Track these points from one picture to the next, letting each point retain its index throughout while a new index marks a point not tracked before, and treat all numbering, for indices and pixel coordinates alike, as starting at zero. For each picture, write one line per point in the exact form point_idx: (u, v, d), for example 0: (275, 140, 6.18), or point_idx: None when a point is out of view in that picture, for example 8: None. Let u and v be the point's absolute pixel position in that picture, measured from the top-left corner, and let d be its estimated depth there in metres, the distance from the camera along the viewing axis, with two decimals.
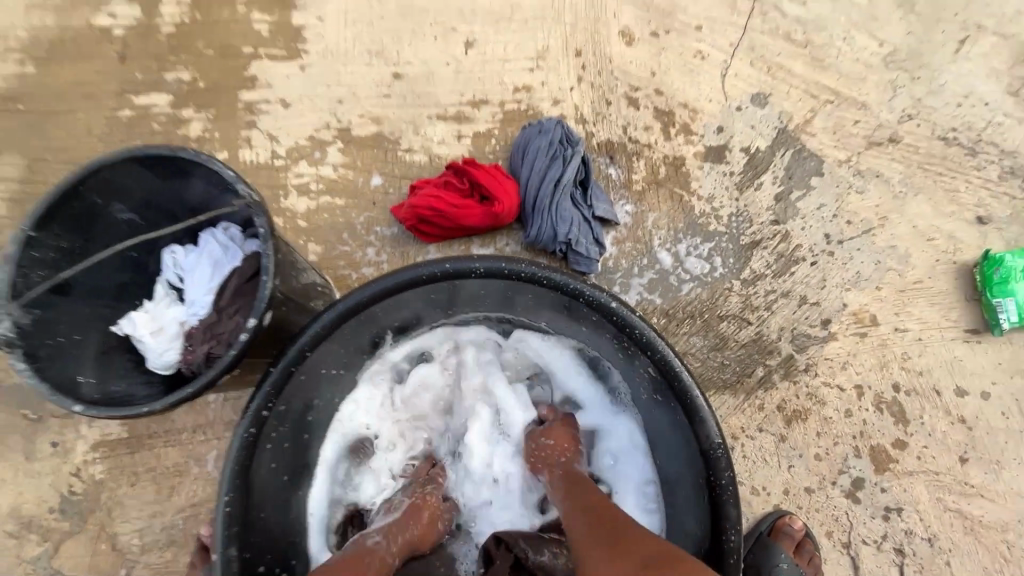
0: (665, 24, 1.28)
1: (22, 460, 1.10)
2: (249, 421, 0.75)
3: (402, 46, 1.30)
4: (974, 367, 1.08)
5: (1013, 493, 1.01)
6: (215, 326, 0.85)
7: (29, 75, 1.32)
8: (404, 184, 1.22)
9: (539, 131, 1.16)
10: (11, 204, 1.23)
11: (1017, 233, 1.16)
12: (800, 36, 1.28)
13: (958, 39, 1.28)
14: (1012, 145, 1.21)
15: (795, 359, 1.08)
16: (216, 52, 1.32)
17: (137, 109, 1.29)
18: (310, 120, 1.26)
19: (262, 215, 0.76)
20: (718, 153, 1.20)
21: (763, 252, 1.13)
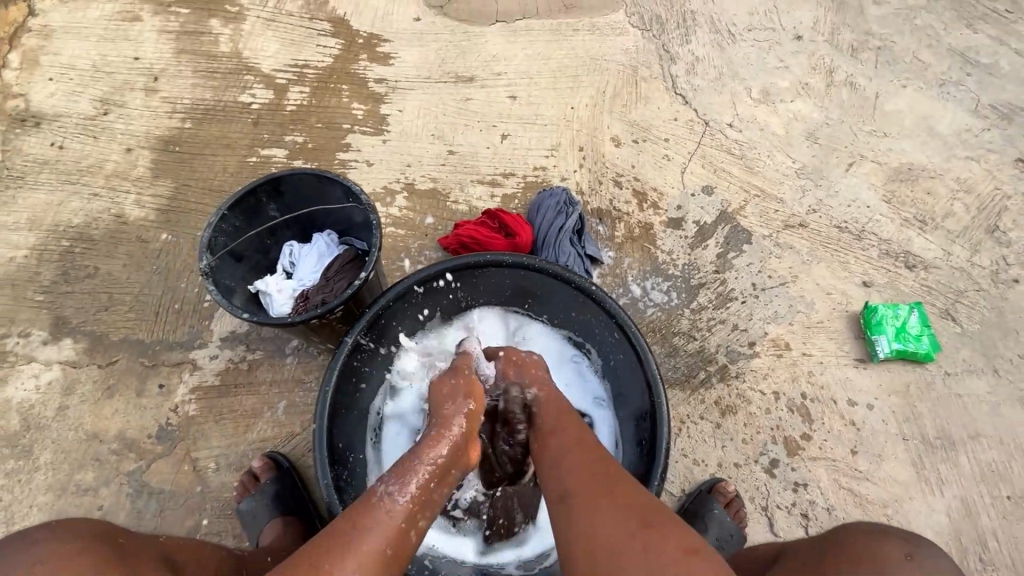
0: (643, 136, 1.83)
1: (134, 395, 1.42)
2: (349, 340, 1.11)
3: (457, 133, 1.83)
4: (861, 385, 1.45)
5: (890, 479, 1.35)
6: (325, 286, 1.25)
7: (186, 128, 1.83)
8: (449, 224, 1.68)
9: (550, 194, 1.64)
10: (159, 213, 1.67)
11: (892, 295, 1.60)
12: (737, 152, 1.82)
13: (848, 163, 1.82)
14: (887, 235, 1.69)
15: (728, 368, 1.46)
16: (323, 125, 1.83)
17: (261, 158, 1.78)
18: (386, 176, 1.75)
19: (376, 213, 1.18)
20: (677, 222, 1.68)
21: (707, 292, 1.56)
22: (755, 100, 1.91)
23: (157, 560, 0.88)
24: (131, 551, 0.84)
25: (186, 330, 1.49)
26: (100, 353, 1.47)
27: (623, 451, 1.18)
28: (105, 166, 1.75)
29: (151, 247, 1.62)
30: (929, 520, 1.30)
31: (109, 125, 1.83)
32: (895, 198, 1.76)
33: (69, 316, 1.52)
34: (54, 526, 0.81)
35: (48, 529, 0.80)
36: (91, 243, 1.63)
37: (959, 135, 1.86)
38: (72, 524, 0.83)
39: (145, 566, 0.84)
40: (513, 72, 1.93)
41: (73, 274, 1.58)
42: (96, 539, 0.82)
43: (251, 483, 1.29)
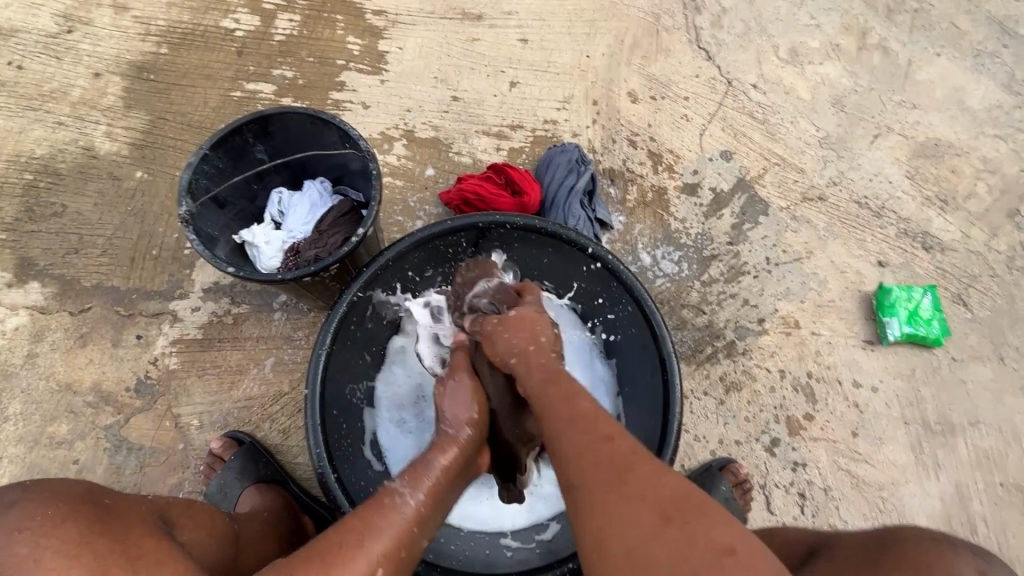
0: (661, 93, 1.70)
1: (110, 345, 1.33)
2: (345, 301, 1.02)
3: (462, 78, 1.68)
4: (867, 367, 1.43)
5: (888, 462, 1.35)
6: (318, 241, 1.15)
7: (162, 54, 1.64)
8: (452, 177, 1.57)
9: (561, 151, 1.53)
10: (132, 148, 1.52)
11: (906, 277, 1.55)
12: (759, 116, 1.71)
13: (873, 135, 1.72)
14: (906, 213, 1.63)
15: (736, 344, 1.42)
16: (315, 59, 1.67)
17: (245, 93, 1.62)
18: (383, 121, 1.61)
19: (376, 161, 1.06)
20: (692, 188, 1.58)
21: (719, 264, 1.50)
22: (782, 61, 1.78)
23: (149, 519, 0.77)
24: (120, 510, 0.73)
25: (166, 278, 1.39)
26: (71, 299, 1.36)
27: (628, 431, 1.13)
28: (70, 92, 1.58)
29: (124, 186, 1.48)
30: (921, 503, 1.32)
31: (74, 45, 1.63)
32: (918, 174, 1.69)
33: (35, 258, 1.40)
34: (27, 485, 0.70)
35: (20, 488, 0.69)
36: (57, 178, 1.48)
37: (989, 111, 1.77)
38: (49, 481, 0.72)
39: (137, 525, 0.73)
40: (525, 13, 1.76)
41: (37, 212, 1.45)
42: (77, 497, 0.71)
43: (216, 461, 1.23)
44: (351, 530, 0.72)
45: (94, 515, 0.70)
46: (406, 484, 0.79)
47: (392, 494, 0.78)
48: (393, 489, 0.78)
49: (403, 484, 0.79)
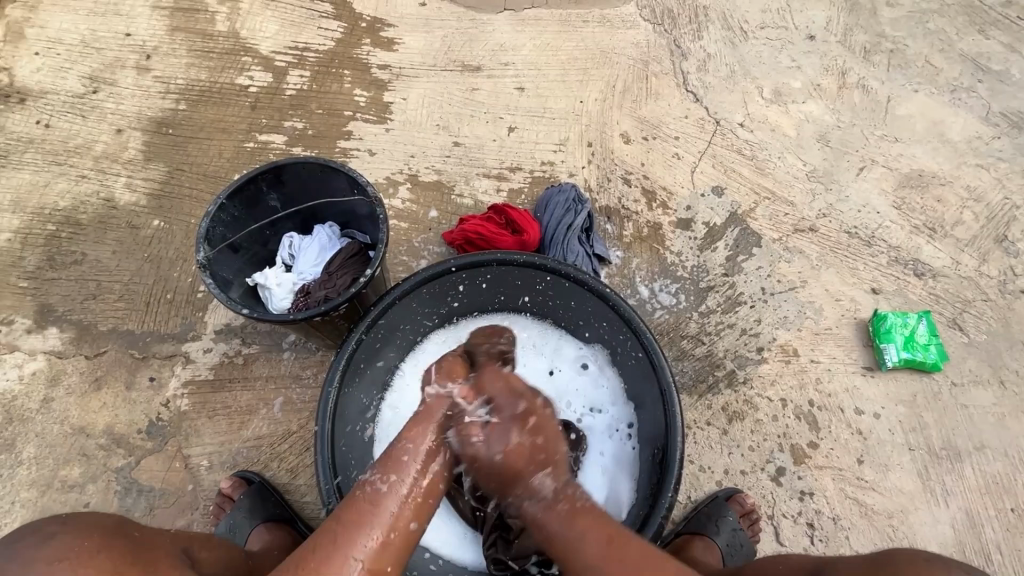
0: (652, 133, 1.79)
1: (123, 388, 1.36)
2: (353, 339, 1.06)
3: (463, 124, 1.77)
4: (868, 393, 1.44)
5: (895, 490, 1.34)
6: (327, 282, 1.20)
7: (180, 110, 1.75)
8: (454, 218, 1.63)
9: (558, 190, 1.60)
10: (150, 198, 1.60)
11: (900, 303, 1.58)
12: (747, 152, 1.79)
13: (858, 167, 1.79)
14: (895, 242, 1.68)
15: (736, 374, 1.44)
16: (324, 111, 1.77)
17: (258, 143, 1.71)
18: (388, 166, 1.70)
19: (382, 206, 1.13)
20: (686, 223, 1.64)
21: (716, 295, 1.54)
22: (766, 101, 1.88)
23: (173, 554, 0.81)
24: (147, 547, 0.76)
25: (179, 321, 1.43)
26: (87, 344, 1.40)
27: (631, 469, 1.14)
28: (94, 147, 1.67)
29: (142, 234, 1.55)
30: (933, 532, 1.30)
31: (99, 104, 1.74)
32: (905, 204, 1.74)
33: (54, 304, 1.45)
34: (62, 518, 0.72)
35: (60, 520, 0.71)
36: (78, 227, 1.56)
37: (969, 142, 1.85)
38: (81, 518, 0.74)
39: (163, 560, 0.77)
40: (521, 63, 1.88)
41: (59, 260, 1.51)
42: (110, 532, 0.73)
43: (225, 500, 1.24)
44: (322, 529, 0.79)
45: (128, 548, 0.73)
46: (377, 474, 0.85)
47: (366, 485, 0.85)
48: (364, 480, 0.85)
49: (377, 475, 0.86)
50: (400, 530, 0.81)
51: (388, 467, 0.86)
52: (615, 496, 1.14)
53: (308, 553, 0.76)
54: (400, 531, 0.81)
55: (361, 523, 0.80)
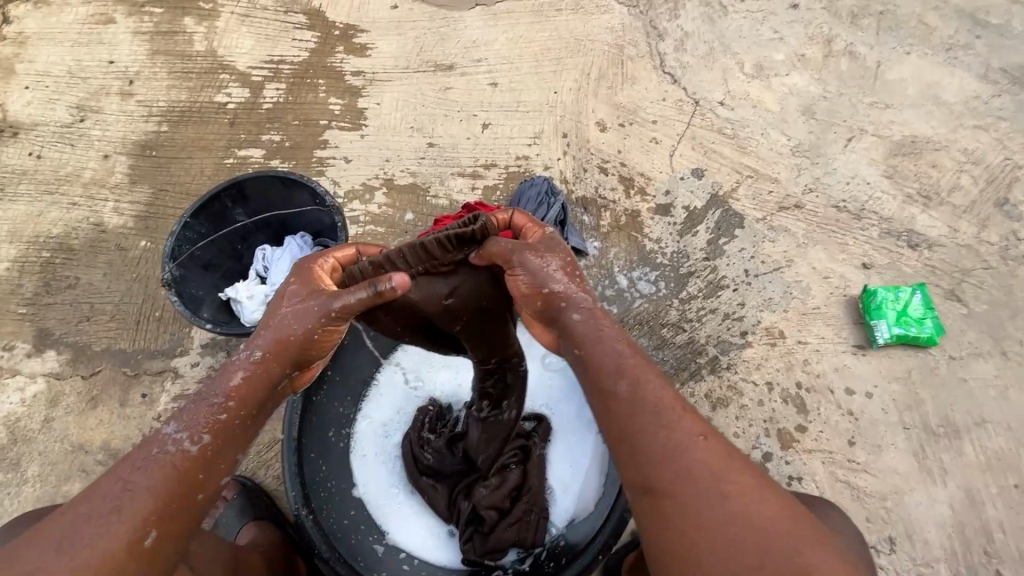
0: (629, 119, 1.75)
1: (117, 405, 1.42)
2: None
3: (437, 125, 1.77)
4: (859, 372, 1.39)
5: (890, 470, 1.29)
6: None
7: (163, 132, 1.80)
8: (430, 220, 1.64)
9: (531, 184, 1.59)
10: (137, 220, 1.66)
11: (893, 277, 1.52)
12: (728, 132, 1.74)
13: (846, 138, 1.73)
14: (887, 213, 1.61)
15: (719, 359, 1.41)
16: (300, 122, 1.79)
17: (238, 159, 1.75)
18: (364, 172, 1.71)
19: (341, 214, 1.17)
20: (665, 208, 1.61)
21: (697, 280, 1.51)
22: (748, 77, 1.82)
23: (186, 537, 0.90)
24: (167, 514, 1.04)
25: (168, 337, 1.48)
26: (83, 364, 1.46)
27: (595, 462, 1.15)
28: (83, 174, 1.73)
29: (130, 255, 1.60)
30: (932, 513, 1.24)
31: (87, 132, 1.80)
32: (897, 173, 1.67)
33: (51, 328, 1.52)
34: None
35: None
36: (71, 252, 1.62)
37: (966, 104, 1.76)
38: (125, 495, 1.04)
39: None
40: (494, 58, 1.86)
41: (54, 285, 1.58)
42: None
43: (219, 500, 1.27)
44: (95, 494, 0.71)
45: None
46: (180, 430, 0.75)
47: (162, 444, 0.74)
48: (165, 436, 0.74)
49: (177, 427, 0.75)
50: (206, 491, 0.75)
51: (193, 420, 0.75)
52: (581, 497, 1.13)
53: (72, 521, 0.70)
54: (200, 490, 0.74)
55: (142, 488, 0.71)
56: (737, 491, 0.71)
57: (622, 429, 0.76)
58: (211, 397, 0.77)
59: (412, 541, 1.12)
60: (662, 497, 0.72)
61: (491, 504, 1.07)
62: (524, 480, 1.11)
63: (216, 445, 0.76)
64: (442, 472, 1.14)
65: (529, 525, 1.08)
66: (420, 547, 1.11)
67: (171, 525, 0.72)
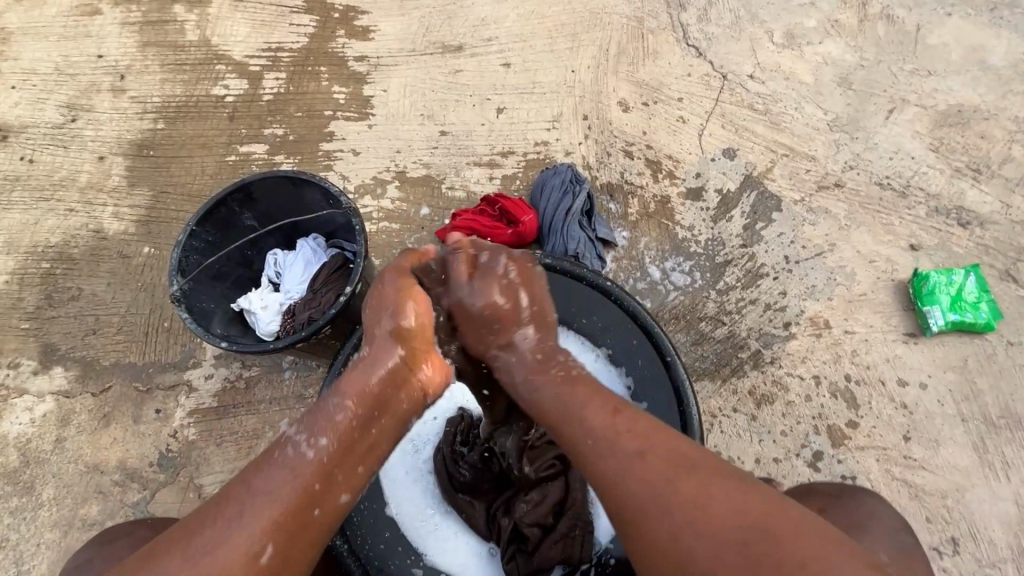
0: (653, 97, 1.64)
1: (131, 423, 1.35)
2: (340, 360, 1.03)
3: (448, 111, 1.66)
4: (912, 362, 1.32)
5: (949, 466, 1.23)
6: (312, 301, 1.15)
7: (159, 130, 1.70)
8: (446, 214, 1.55)
9: (553, 172, 1.49)
10: (138, 225, 1.57)
11: (944, 258, 1.43)
12: (760, 107, 1.62)
13: (887, 109, 1.61)
14: (935, 189, 1.51)
15: (762, 353, 1.33)
16: (303, 114, 1.68)
17: (240, 156, 1.65)
18: (374, 165, 1.61)
19: (358, 216, 1.07)
20: (697, 192, 1.51)
21: (734, 269, 1.42)
22: (778, 46, 1.69)
23: None
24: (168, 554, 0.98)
25: (179, 349, 1.41)
26: (92, 380, 1.40)
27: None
28: (78, 178, 1.64)
29: (134, 262, 1.52)
30: (993, 509, 1.20)
31: (79, 133, 1.71)
32: (944, 145, 1.56)
33: (57, 343, 1.45)
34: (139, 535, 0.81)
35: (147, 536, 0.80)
36: (72, 262, 1.54)
37: (1015, 67, 1.64)
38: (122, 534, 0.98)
39: None
40: (505, 37, 1.74)
41: (56, 297, 1.50)
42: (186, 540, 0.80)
43: None
44: (221, 500, 0.68)
45: None
46: (301, 433, 0.73)
47: (286, 447, 0.72)
48: (286, 439, 0.72)
49: (298, 432, 0.74)
50: (322, 505, 0.71)
51: (316, 423, 0.75)
52: None
53: (182, 535, 0.65)
54: (320, 507, 0.71)
55: (261, 500, 0.67)
56: (724, 488, 0.63)
57: (563, 427, 0.74)
58: (328, 403, 0.77)
59: (450, 562, 1.06)
60: (629, 500, 0.66)
61: (534, 520, 1.03)
62: (566, 492, 1.06)
63: (340, 446, 0.74)
64: (478, 488, 1.09)
65: (575, 541, 1.01)
66: (461, 568, 1.06)
67: (286, 545, 0.67)
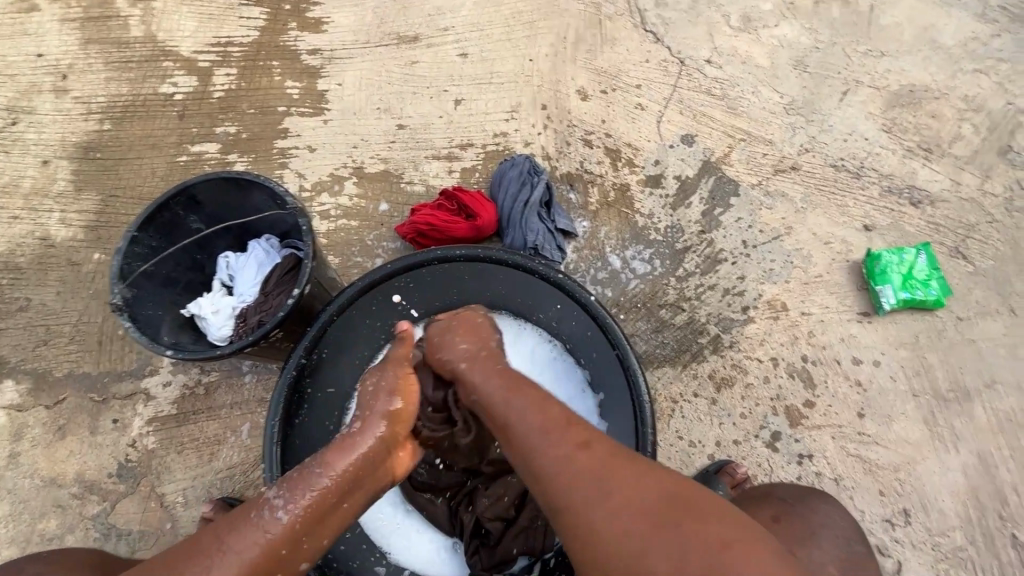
0: (611, 84, 1.63)
1: (87, 434, 1.32)
2: (293, 364, 1.03)
3: (405, 104, 1.63)
4: (866, 340, 1.35)
5: (901, 440, 1.27)
6: (264, 303, 1.13)
7: (106, 131, 1.64)
8: (406, 209, 1.53)
9: (511, 164, 1.48)
10: (87, 231, 1.52)
11: (896, 238, 1.46)
12: (717, 92, 1.62)
13: (842, 91, 1.62)
14: (887, 169, 1.53)
15: (721, 338, 1.35)
16: (256, 110, 1.64)
17: (191, 156, 1.60)
18: (331, 161, 1.57)
19: (305, 216, 1.05)
20: (656, 180, 1.51)
21: (693, 255, 1.43)
22: (734, 30, 1.69)
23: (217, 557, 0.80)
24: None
25: (134, 357, 1.38)
26: (45, 393, 1.36)
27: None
28: (22, 184, 1.58)
29: (84, 269, 1.48)
30: (942, 480, 1.24)
31: (20, 136, 1.64)
32: (896, 126, 1.58)
33: (6, 355, 1.40)
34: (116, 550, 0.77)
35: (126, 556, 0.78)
36: (19, 272, 1.49)
37: (964, 45, 1.66)
38: (70, 556, 0.96)
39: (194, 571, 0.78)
40: (461, 26, 1.71)
41: (3, 309, 1.45)
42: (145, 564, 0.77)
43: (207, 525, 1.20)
44: (199, 550, 0.68)
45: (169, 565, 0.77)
46: (281, 495, 0.73)
47: (263, 506, 0.72)
48: (265, 500, 0.72)
49: (278, 493, 0.74)
50: (291, 557, 0.72)
51: (297, 486, 0.75)
52: None
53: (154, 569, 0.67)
54: (294, 566, 0.72)
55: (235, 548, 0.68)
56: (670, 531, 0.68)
57: None
58: (309, 467, 0.77)
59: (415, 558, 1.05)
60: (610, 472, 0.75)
61: (495, 514, 1.04)
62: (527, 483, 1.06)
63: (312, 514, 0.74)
64: (441, 484, 1.09)
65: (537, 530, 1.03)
66: (426, 565, 1.05)
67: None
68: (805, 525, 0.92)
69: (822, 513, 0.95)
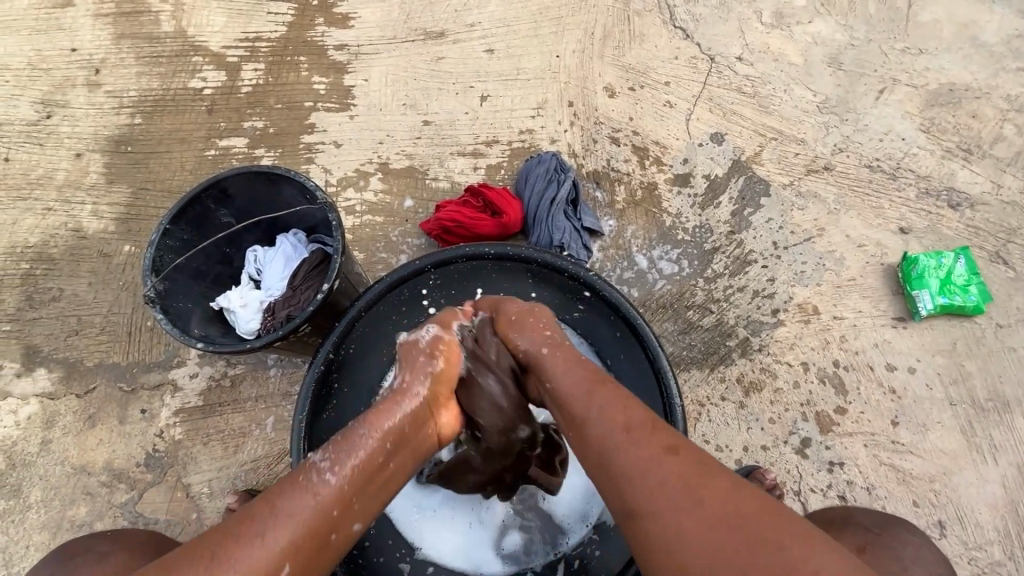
0: (639, 82, 1.60)
1: (117, 423, 1.35)
2: (321, 358, 1.02)
3: (431, 100, 1.63)
4: (901, 347, 1.31)
5: (936, 450, 1.24)
6: (292, 298, 1.14)
7: (137, 125, 1.66)
8: (431, 205, 1.52)
9: (537, 161, 1.46)
10: (118, 223, 1.55)
11: (933, 241, 1.41)
12: (748, 89, 1.59)
13: (878, 90, 1.58)
14: (925, 170, 1.48)
15: (750, 341, 1.32)
16: (283, 106, 1.64)
17: (220, 150, 1.62)
18: (356, 157, 1.57)
19: (335, 211, 1.06)
20: (684, 179, 1.48)
21: (722, 256, 1.40)
22: (767, 26, 1.65)
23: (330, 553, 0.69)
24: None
25: (163, 348, 1.39)
26: (76, 382, 1.39)
27: None
28: (55, 176, 1.61)
29: (115, 261, 1.50)
30: (980, 492, 1.21)
31: (54, 129, 1.67)
32: (934, 126, 1.53)
33: (39, 344, 1.43)
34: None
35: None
36: (52, 262, 1.52)
37: (1007, 43, 1.60)
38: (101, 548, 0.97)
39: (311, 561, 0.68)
40: (488, 21, 1.69)
41: (36, 299, 1.48)
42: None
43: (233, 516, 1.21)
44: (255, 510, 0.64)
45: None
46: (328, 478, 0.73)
47: (312, 469, 0.68)
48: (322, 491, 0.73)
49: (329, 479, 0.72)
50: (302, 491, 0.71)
51: (342, 449, 0.71)
52: None
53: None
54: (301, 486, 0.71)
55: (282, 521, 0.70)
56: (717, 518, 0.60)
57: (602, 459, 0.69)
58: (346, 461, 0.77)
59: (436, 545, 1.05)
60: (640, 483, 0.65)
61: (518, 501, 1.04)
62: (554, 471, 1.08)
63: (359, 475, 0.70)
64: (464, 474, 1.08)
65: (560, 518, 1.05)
66: (450, 551, 1.04)
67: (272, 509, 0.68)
68: (893, 556, 0.82)
69: (908, 544, 0.85)
